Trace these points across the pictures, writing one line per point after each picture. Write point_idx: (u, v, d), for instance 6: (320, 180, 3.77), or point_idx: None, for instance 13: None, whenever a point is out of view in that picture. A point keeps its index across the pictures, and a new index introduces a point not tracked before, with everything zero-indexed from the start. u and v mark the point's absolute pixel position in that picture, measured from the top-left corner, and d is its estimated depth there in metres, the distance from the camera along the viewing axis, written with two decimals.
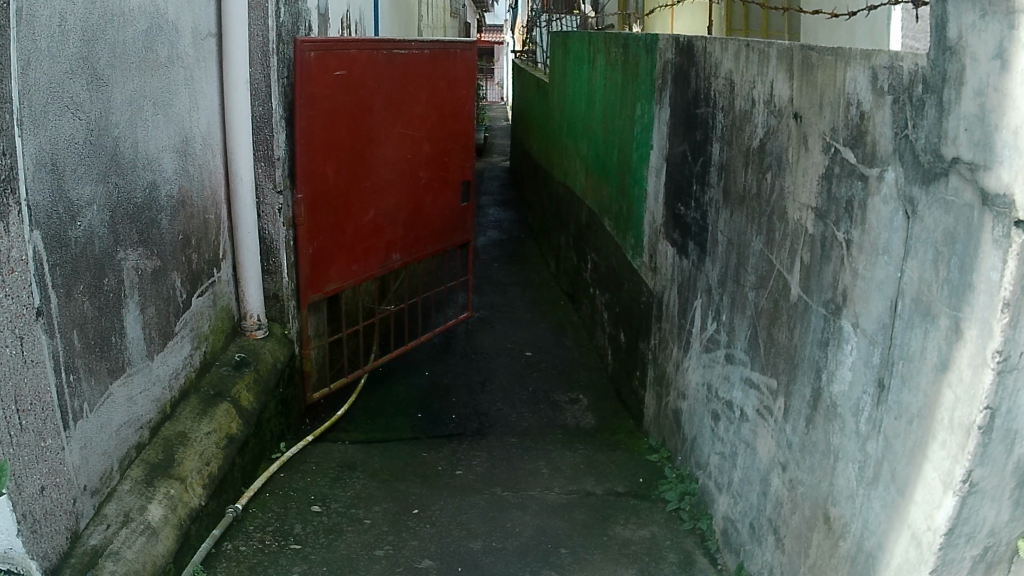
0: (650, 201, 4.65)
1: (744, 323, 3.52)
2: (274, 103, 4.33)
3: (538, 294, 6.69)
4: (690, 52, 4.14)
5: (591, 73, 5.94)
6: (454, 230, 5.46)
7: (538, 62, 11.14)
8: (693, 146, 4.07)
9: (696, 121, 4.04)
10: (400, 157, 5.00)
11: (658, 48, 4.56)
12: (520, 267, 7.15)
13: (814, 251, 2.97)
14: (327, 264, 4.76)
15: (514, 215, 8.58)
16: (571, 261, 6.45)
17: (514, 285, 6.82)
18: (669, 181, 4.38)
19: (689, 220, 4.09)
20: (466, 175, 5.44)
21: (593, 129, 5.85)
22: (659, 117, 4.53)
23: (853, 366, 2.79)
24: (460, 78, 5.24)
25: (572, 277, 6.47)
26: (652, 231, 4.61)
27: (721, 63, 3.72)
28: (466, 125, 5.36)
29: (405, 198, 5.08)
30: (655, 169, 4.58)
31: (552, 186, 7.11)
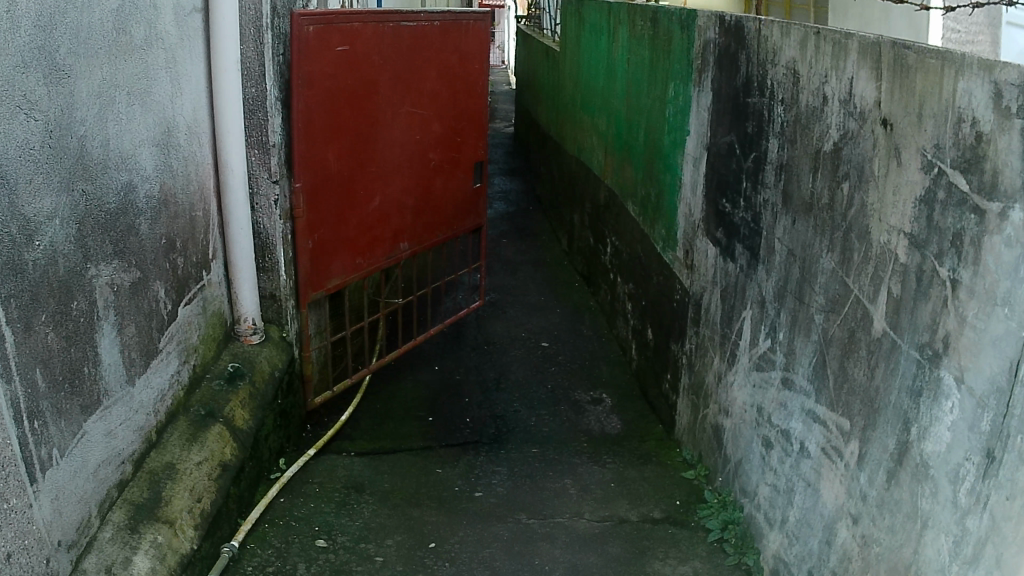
0: (687, 192, 4.21)
1: (809, 348, 3.11)
2: (269, 84, 3.86)
3: (552, 278, 6.34)
4: (737, 32, 3.68)
5: (610, 43, 5.48)
6: (465, 215, 5.05)
7: (544, 22, 10.62)
8: (742, 138, 3.62)
9: (745, 111, 3.59)
10: (407, 138, 4.56)
11: (697, 23, 4.09)
12: (533, 250, 6.74)
13: (907, 284, 2.55)
14: (329, 259, 4.31)
15: (522, 186, 8.17)
16: (591, 243, 6.03)
17: (529, 267, 6.50)
18: (711, 175, 3.94)
19: (736, 221, 3.66)
20: (477, 156, 5.03)
21: (614, 104, 5.41)
22: (698, 101, 4.08)
23: (953, 427, 2.38)
24: (471, 51, 4.83)
25: (589, 260, 6.09)
26: (689, 226, 4.18)
27: (781, 50, 3.27)
28: (477, 101, 4.95)
29: (413, 182, 4.65)
30: (694, 159, 4.14)
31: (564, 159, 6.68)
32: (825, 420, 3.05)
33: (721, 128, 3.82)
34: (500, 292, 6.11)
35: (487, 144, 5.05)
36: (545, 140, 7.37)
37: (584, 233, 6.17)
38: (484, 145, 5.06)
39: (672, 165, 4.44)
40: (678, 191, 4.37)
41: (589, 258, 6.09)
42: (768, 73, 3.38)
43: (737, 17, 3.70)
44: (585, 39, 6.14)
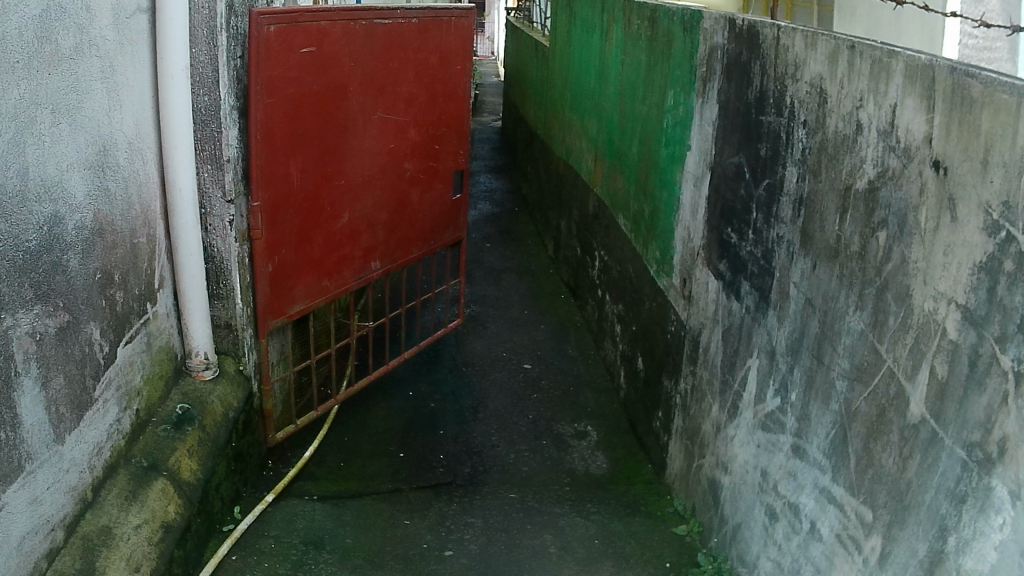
0: (685, 213, 3.67)
1: (827, 418, 2.66)
2: (224, 92, 3.43)
3: (534, 292, 6.07)
4: (740, 37, 3.15)
5: (604, 42, 5.05)
6: (445, 227, 4.63)
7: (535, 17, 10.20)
8: (747, 158, 3.08)
9: (749, 130, 3.07)
10: (382, 147, 4.12)
11: (702, 21, 3.51)
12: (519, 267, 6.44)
13: (954, 366, 2.05)
14: (292, 282, 3.87)
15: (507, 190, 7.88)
16: (579, 258, 5.67)
17: (513, 280, 6.25)
18: (712, 196, 3.39)
19: (742, 256, 3.13)
20: (457, 164, 4.61)
21: (605, 108, 4.98)
22: (700, 111, 3.50)
23: (1004, 545, 1.83)
24: (452, 51, 4.41)
25: (576, 272, 5.78)
26: (686, 253, 3.67)
27: (799, 61, 2.73)
28: (458, 104, 4.53)
29: (388, 196, 4.21)
30: (693, 176, 3.59)
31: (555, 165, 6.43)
32: (842, 502, 2.59)
33: (722, 146, 3.29)
34: (482, 310, 5.79)
35: (469, 150, 4.64)
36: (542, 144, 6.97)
37: (573, 248, 5.85)
38: (466, 153, 4.65)
39: (668, 182, 3.91)
40: (674, 212, 3.83)
41: (577, 273, 5.76)
42: (779, 87, 2.85)
43: (738, 21, 3.19)
44: (581, 37, 5.73)
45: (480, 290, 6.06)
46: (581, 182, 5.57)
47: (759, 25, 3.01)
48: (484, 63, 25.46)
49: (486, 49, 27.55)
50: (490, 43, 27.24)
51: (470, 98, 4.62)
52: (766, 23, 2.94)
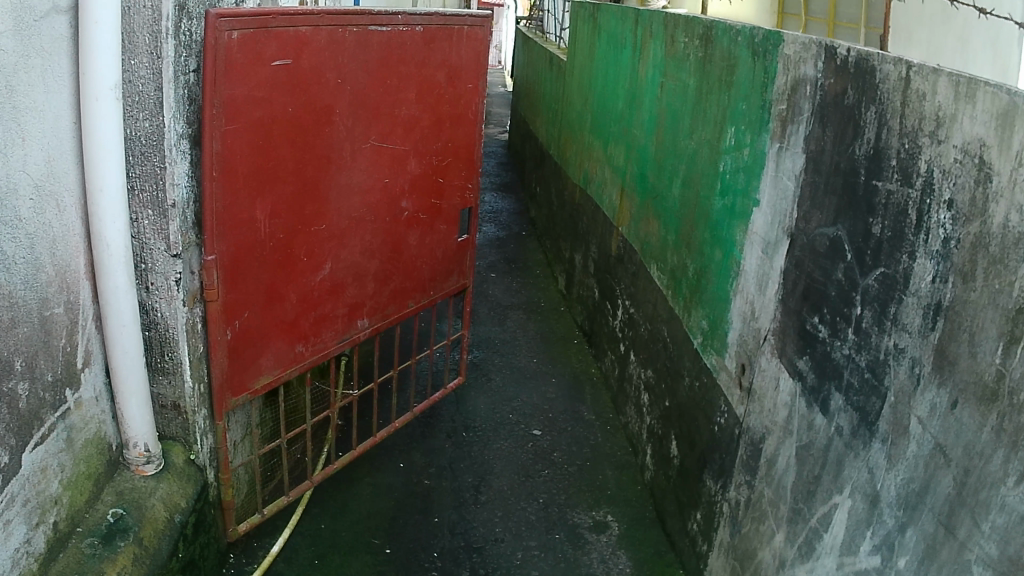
0: (749, 283, 2.85)
1: None
2: (169, 117, 2.67)
3: (551, 352, 5.39)
4: (844, 73, 2.32)
5: (639, 59, 4.29)
6: (445, 275, 3.90)
7: (557, 31, 9.50)
8: (855, 227, 2.23)
9: (851, 198, 2.25)
10: (376, 182, 3.37)
11: (782, 46, 2.70)
12: (538, 322, 5.87)
13: None
14: (257, 350, 3.13)
15: (512, 255, 7.36)
16: (600, 306, 5.06)
17: (521, 337, 5.59)
18: (786, 272, 2.57)
19: (835, 362, 2.29)
20: (462, 198, 3.88)
21: (638, 137, 4.23)
22: (776, 161, 2.68)
23: None
24: (462, 65, 3.67)
25: (598, 322, 5.11)
26: (749, 333, 2.83)
27: (942, 117, 1.91)
28: (468, 129, 3.79)
29: (381, 241, 3.46)
30: (763, 239, 2.74)
31: (581, 201, 5.76)
32: None
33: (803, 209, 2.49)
34: (484, 363, 5.16)
35: (477, 184, 3.91)
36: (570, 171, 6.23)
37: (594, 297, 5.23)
38: (476, 187, 3.93)
39: (723, 239, 3.09)
40: (732, 278, 3.01)
41: (596, 329, 5.17)
42: (909, 146, 2.02)
43: (839, 48, 2.36)
44: (612, 52, 4.98)
45: (489, 343, 5.43)
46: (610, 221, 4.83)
47: (872, 59, 2.18)
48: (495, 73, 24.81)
49: (496, 52, 26.77)
50: (500, 45, 26.48)
51: (481, 122, 3.88)
52: (885, 57, 2.12)
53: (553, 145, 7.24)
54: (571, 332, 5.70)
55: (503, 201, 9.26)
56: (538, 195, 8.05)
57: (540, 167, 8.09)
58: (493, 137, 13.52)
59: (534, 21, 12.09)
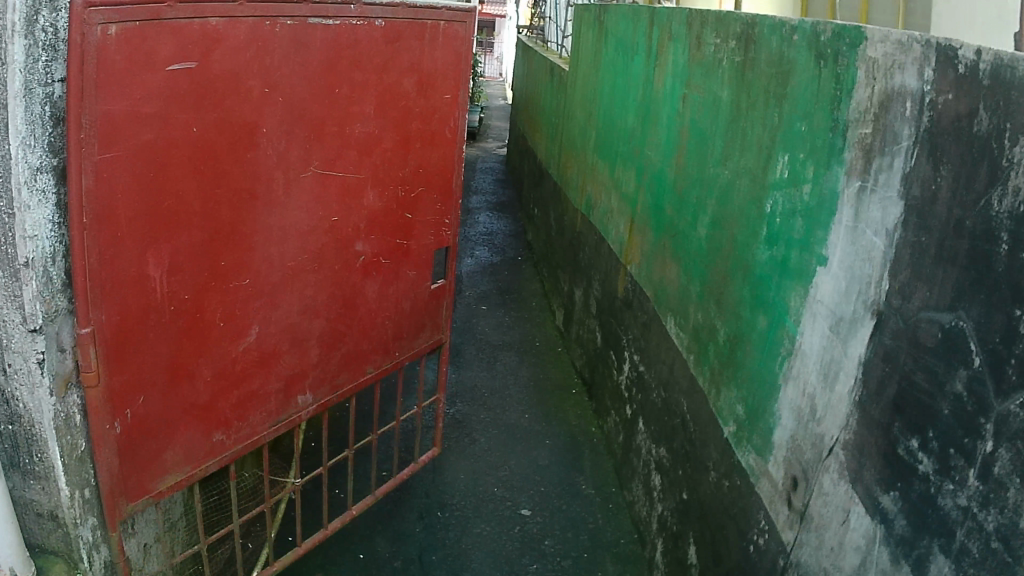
0: (808, 368, 2.06)
1: None
2: (21, 146, 1.86)
3: (546, 407, 4.67)
4: (973, 86, 1.54)
5: (657, 67, 3.57)
6: (419, 332, 3.09)
7: (558, 39, 8.78)
8: (994, 315, 1.45)
9: (984, 274, 1.48)
10: (321, 221, 2.56)
11: (864, 45, 1.87)
12: (535, 368, 5.20)
13: None
14: (156, 445, 2.36)
15: (504, 288, 6.66)
16: (604, 357, 4.37)
17: (511, 390, 4.87)
18: (868, 368, 1.83)
19: (945, 514, 1.54)
20: (436, 236, 3.05)
21: (653, 162, 3.50)
22: (854, 207, 1.86)
23: None
24: (438, 72, 2.84)
25: (602, 376, 4.40)
26: (807, 439, 2.08)
27: None
28: (443, 152, 2.96)
29: (330, 295, 2.67)
30: (833, 311, 1.94)
31: (584, 232, 5.04)
32: None
33: (890, 279, 1.74)
34: (467, 420, 4.47)
35: (457, 218, 3.11)
36: (572, 194, 5.52)
37: (598, 344, 4.55)
38: (454, 221, 3.11)
39: (767, 303, 2.28)
40: (781, 356, 2.21)
41: (599, 382, 4.48)
42: None
43: (959, 48, 1.60)
44: (622, 60, 4.27)
45: (475, 397, 4.75)
46: (617, 258, 4.11)
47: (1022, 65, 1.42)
48: (495, 83, 24.13)
49: (496, 61, 26.09)
50: (500, 54, 25.82)
51: (462, 140, 3.08)
52: None
53: (553, 163, 6.54)
54: (571, 381, 5.02)
55: (499, 221, 8.58)
56: (536, 218, 7.35)
57: (538, 186, 7.40)
58: (490, 152, 12.83)
59: (535, 30, 11.38)
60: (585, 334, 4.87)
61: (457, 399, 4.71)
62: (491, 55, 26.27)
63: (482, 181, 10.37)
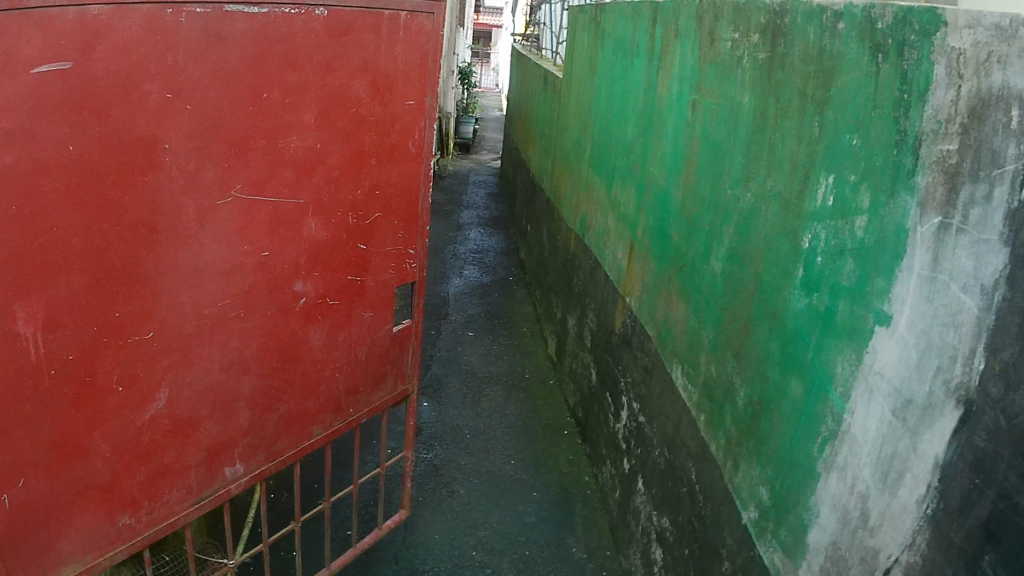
0: (863, 460, 1.65)
1: None
2: None
3: (535, 452, 4.21)
4: None
5: (661, 71, 3.11)
6: (378, 383, 2.59)
7: (553, 45, 8.32)
8: None
9: None
10: (248, 257, 2.05)
11: (938, 29, 1.49)
12: (523, 405, 4.73)
13: None
14: (44, 539, 1.84)
15: (492, 312, 6.20)
16: (599, 399, 3.91)
17: (496, 431, 4.41)
18: (946, 470, 1.37)
19: None
20: (396, 271, 2.52)
21: (656, 180, 3.03)
22: (932, 250, 1.44)
23: None
24: (398, 74, 2.31)
25: (597, 421, 3.96)
26: (856, 554, 1.64)
27: None
28: (401, 165, 2.42)
29: (264, 348, 2.18)
30: (896, 387, 1.54)
31: (578, 256, 4.58)
32: None
33: (977, 350, 1.31)
34: (446, 467, 4.00)
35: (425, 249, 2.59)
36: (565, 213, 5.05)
37: (593, 384, 4.08)
38: (419, 251, 2.59)
39: (807, 364, 1.89)
40: (821, 438, 1.82)
41: (594, 426, 4.02)
42: None
43: None
44: (620, 64, 3.81)
45: (455, 440, 4.28)
46: (614, 286, 3.63)
47: None
48: (491, 93, 23.71)
49: (493, 70, 25.68)
50: (496, 64, 25.41)
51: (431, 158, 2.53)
52: None
53: (546, 177, 6.07)
54: (562, 420, 4.55)
55: (490, 238, 8.12)
56: (529, 236, 6.89)
57: (531, 202, 6.93)
58: (483, 165, 12.40)
59: (528, 37, 10.94)
60: (579, 370, 4.42)
61: (436, 442, 4.24)
62: (487, 65, 25.87)
63: (473, 195, 9.92)
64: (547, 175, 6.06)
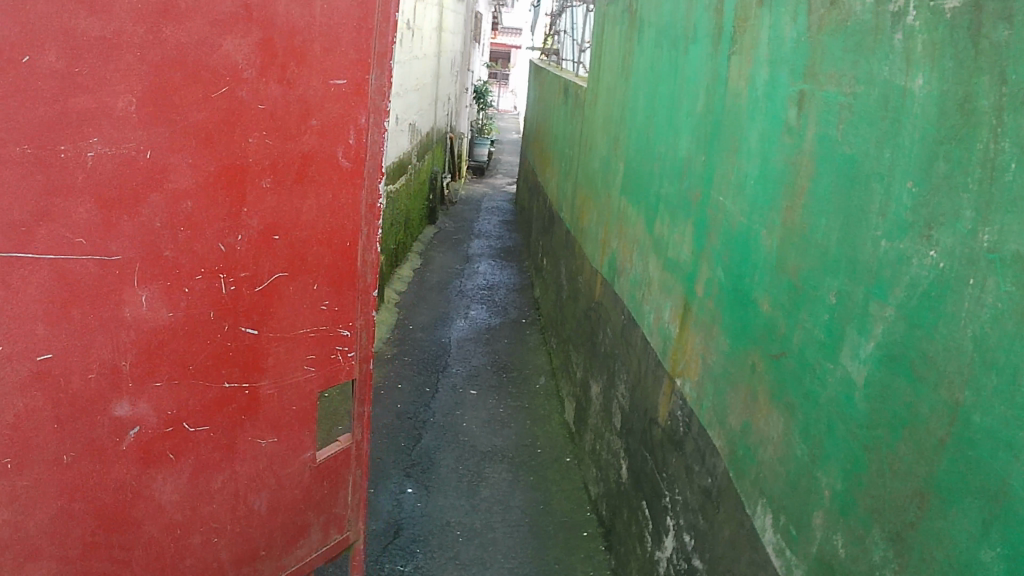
0: None
1: None
2: None
3: (546, 563, 3.23)
4: None
5: (735, 60, 2.18)
6: (295, 538, 1.61)
7: (573, 55, 7.41)
8: None
9: None
10: (6, 362, 1.12)
11: None
12: (532, 494, 3.73)
13: None
14: None
15: (499, 364, 5.23)
16: (632, 504, 2.92)
17: (498, 530, 3.43)
18: None
19: None
20: (320, 365, 1.57)
21: (728, 215, 2.08)
22: None
23: None
24: (312, 35, 1.41)
25: (626, 533, 2.99)
26: None
27: None
28: (321, 191, 1.49)
29: (60, 514, 1.24)
30: None
31: (604, 306, 3.63)
32: None
33: None
34: None
35: (366, 321, 1.64)
36: (589, 250, 4.10)
37: (623, 481, 3.09)
38: (359, 329, 1.64)
39: None
40: None
41: (623, 536, 3.03)
42: None
43: None
44: (667, 59, 2.88)
45: (442, 545, 3.29)
46: (655, 357, 2.65)
47: None
48: (507, 117, 22.88)
49: (510, 95, 24.83)
50: (513, 89, 24.61)
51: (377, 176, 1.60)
52: None
53: (566, 205, 5.12)
54: (581, 517, 3.57)
55: (502, 272, 7.16)
56: (545, 274, 5.94)
57: (549, 233, 5.97)
58: (497, 191, 11.46)
59: (546, 54, 10.06)
60: (603, 455, 3.45)
61: (417, 549, 3.25)
62: (505, 90, 25.07)
63: (485, 224, 8.99)
64: (566, 204, 5.13)
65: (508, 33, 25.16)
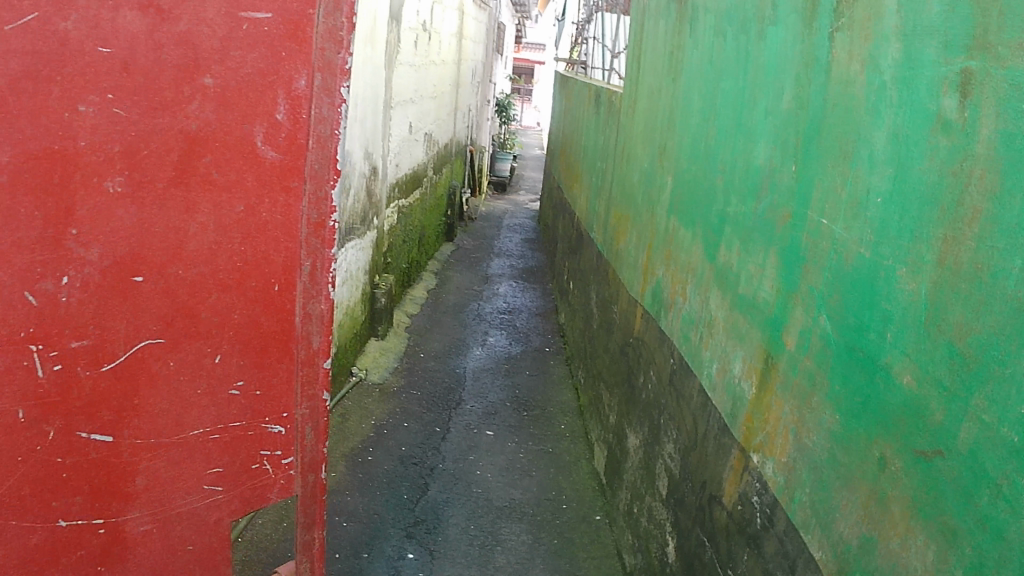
0: None
1: None
2: None
3: None
4: None
5: (839, 35, 1.62)
6: None
7: (604, 62, 6.89)
8: None
9: None
10: None
11: None
12: (555, 563, 3.17)
13: None
14: None
15: (519, 399, 4.67)
16: None
17: None
18: None
19: None
20: (234, 480, 1.39)
21: (837, 246, 1.52)
22: None
23: None
24: None
25: None
26: None
27: None
28: (225, 221, 1.27)
29: None
30: None
31: (645, 344, 3.07)
32: None
33: None
34: None
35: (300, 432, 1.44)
36: (626, 277, 3.55)
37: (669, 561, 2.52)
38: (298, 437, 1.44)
39: None
40: None
41: None
42: None
43: None
44: (732, 49, 2.33)
45: None
46: (719, 419, 2.09)
47: None
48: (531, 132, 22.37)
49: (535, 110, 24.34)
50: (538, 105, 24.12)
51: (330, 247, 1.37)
52: None
53: (597, 225, 4.58)
54: None
55: (525, 295, 6.61)
56: (572, 298, 5.40)
57: (577, 254, 5.43)
58: (521, 208, 10.94)
59: (573, 66, 9.56)
60: (642, 523, 2.90)
61: None
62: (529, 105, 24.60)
63: (507, 243, 8.45)
64: (597, 223, 4.58)
65: (533, 48, 24.70)
